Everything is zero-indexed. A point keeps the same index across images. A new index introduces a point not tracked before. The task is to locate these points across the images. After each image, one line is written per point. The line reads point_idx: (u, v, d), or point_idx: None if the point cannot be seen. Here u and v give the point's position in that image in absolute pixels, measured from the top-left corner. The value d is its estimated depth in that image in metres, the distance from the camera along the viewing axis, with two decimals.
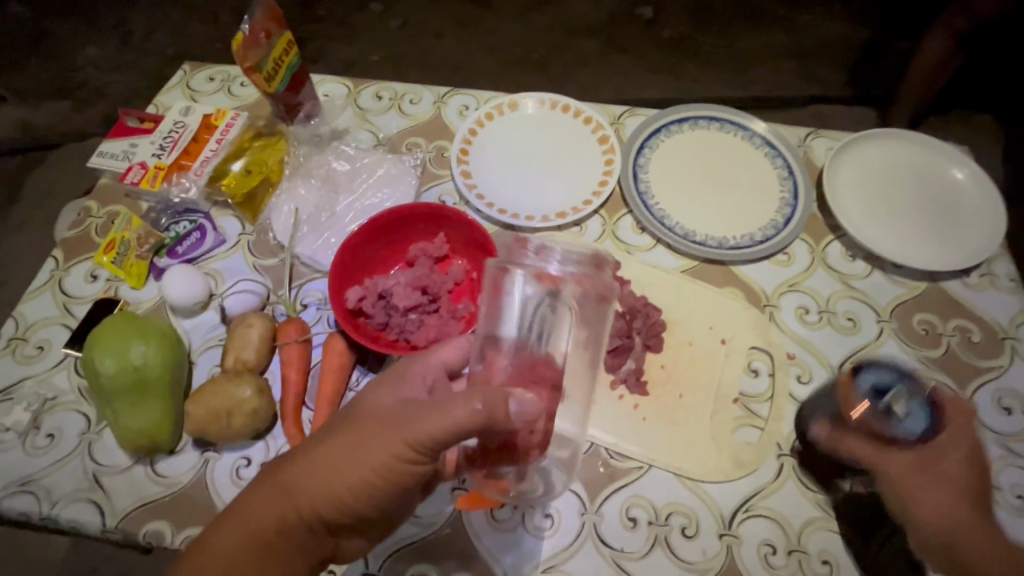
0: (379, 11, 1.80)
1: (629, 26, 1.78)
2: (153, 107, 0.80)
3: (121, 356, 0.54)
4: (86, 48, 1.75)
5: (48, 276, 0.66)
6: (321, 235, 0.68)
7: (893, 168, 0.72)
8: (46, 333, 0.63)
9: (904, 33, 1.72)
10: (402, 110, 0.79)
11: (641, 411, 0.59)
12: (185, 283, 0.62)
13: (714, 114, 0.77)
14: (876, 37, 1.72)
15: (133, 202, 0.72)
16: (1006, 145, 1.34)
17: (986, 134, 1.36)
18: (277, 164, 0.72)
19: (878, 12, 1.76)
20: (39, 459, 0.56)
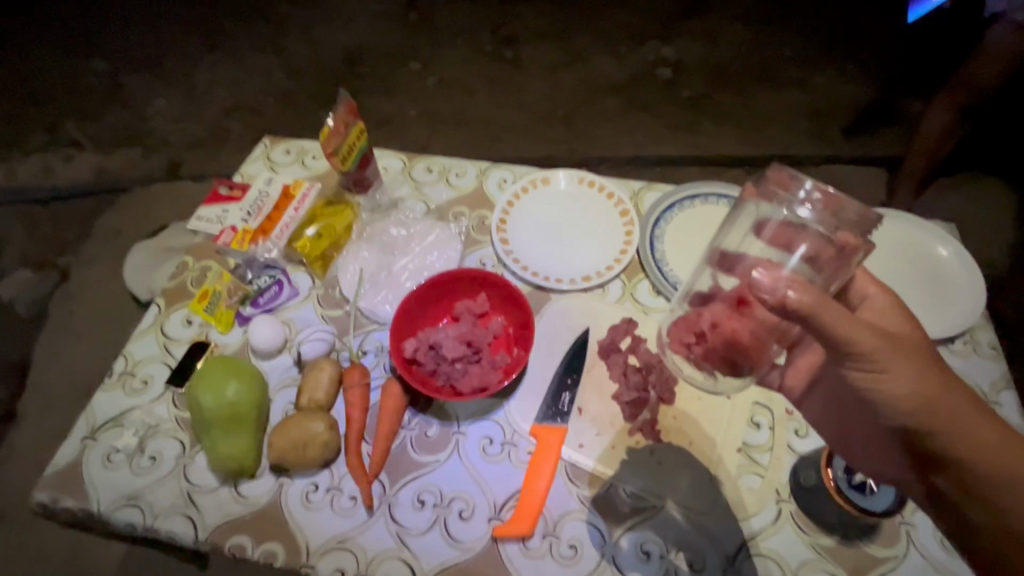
0: (418, 70, 1.99)
1: (648, 86, 1.92)
2: (240, 175, 0.94)
3: (218, 394, 0.65)
4: (157, 100, 1.97)
5: (153, 320, 0.79)
6: (380, 291, 0.80)
7: (883, 245, 0.81)
8: (150, 369, 0.74)
9: (912, 96, 1.83)
10: (450, 182, 0.92)
11: (656, 456, 0.67)
12: (268, 331, 0.74)
13: (722, 193, 0.88)
14: (886, 101, 1.83)
15: (223, 258, 0.84)
16: (1010, 208, 1.41)
17: (991, 196, 1.43)
18: (346, 228, 0.85)
19: (887, 77, 1.87)
20: (142, 478, 0.67)
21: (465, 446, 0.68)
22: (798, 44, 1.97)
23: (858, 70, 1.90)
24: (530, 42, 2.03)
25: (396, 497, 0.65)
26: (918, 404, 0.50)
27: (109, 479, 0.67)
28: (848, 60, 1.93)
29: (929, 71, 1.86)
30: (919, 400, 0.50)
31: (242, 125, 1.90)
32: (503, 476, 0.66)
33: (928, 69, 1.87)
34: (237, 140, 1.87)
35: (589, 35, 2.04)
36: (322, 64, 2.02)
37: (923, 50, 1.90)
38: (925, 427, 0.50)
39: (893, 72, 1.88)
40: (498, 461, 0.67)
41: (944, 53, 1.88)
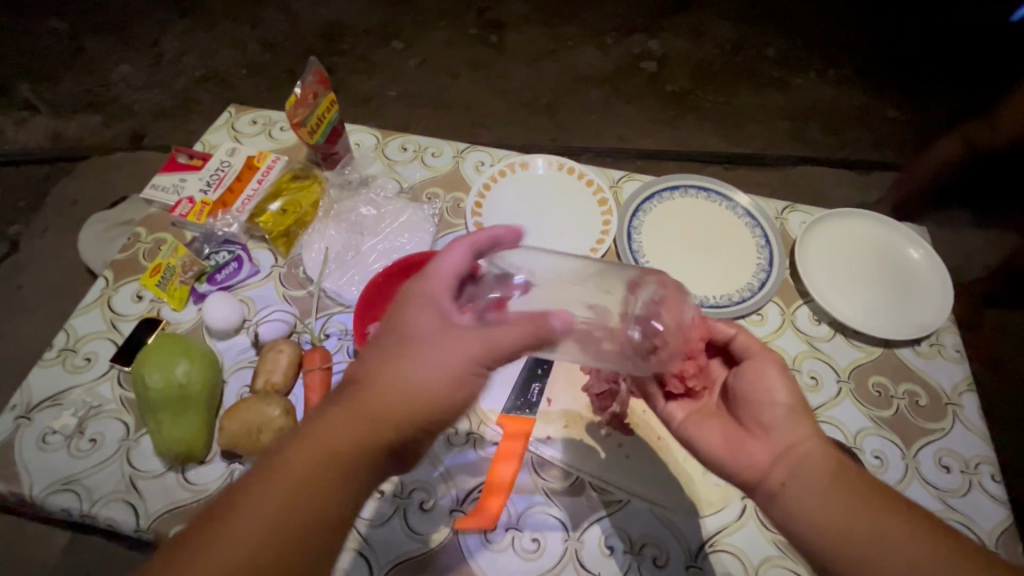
0: (400, 49, 1.92)
1: (633, 78, 1.91)
2: (202, 144, 0.88)
3: (166, 372, 0.61)
4: (120, 66, 1.86)
5: (99, 293, 0.74)
6: (346, 272, 0.76)
7: (857, 245, 0.81)
8: (94, 346, 0.70)
9: (889, 104, 1.86)
10: (425, 162, 0.89)
11: (623, 448, 0.66)
12: (223, 309, 0.70)
13: (702, 185, 0.87)
14: (862, 106, 1.86)
15: (178, 231, 0.80)
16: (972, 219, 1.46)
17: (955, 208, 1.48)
18: (312, 204, 0.81)
19: (866, 82, 1.90)
20: (81, 461, 0.62)
21: None
22: (781, 44, 1.98)
23: (838, 73, 1.92)
24: (516, 27, 1.99)
25: None
26: (781, 407, 0.55)
27: (44, 462, 0.62)
28: (830, 63, 1.94)
29: (903, 80, 1.90)
30: (778, 409, 0.55)
31: (211, 96, 1.82)
32: (467, 466, 0.64)
33: (904, 78, 1.90)
34: (206, 111, 1.79)
35: (574, 23, 2.01)
36: (298, 37, 1.94)
37: (900, 59, 1.94)
38: (780, 424, 0.54)
39: (870, 78, 1.91)
40: (462, 451, 0.65)
41: (920, 64, 1.93)
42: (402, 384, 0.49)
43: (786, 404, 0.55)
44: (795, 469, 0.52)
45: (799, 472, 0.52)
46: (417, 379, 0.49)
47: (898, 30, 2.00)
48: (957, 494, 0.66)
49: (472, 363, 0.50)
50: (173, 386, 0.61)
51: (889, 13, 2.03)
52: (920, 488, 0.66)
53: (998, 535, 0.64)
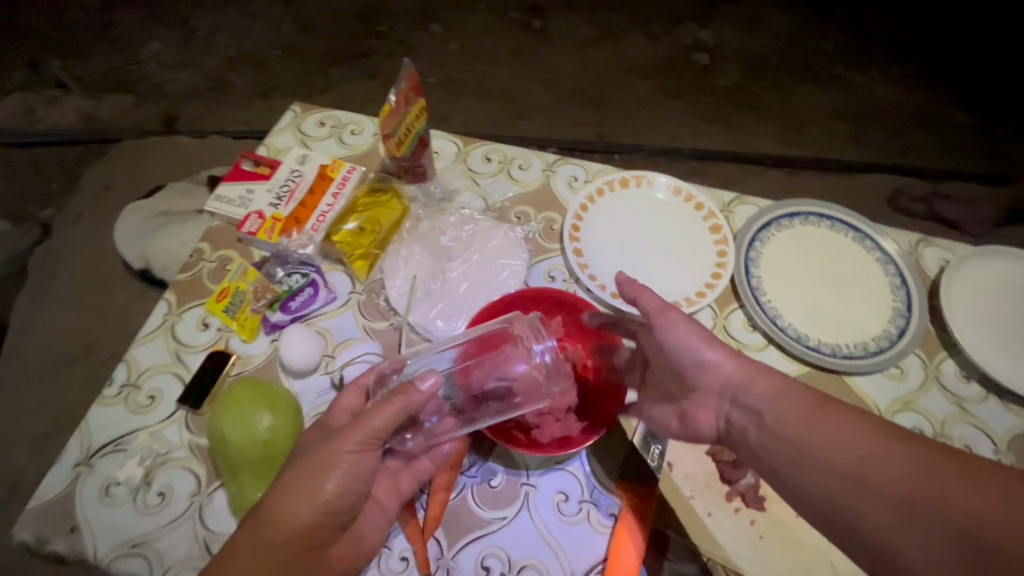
0: (439, 33, 1.81)
1: (687, 72, 1.78)
2: (265, 149, 0.80)
3: (248, 428, 0.53)
4: (150, 43, 1.77)
5: (161, 320, 0.66)
6: (435, 304, 0.68)
7: (1009, 290, 0.72)
8: (159, 382, 0.62)
9: (963, 106, 1.72)
10: (511, 176, 0.80)
11: (757, 528, 0.57)
12: (303, 345, 0.62)
13: (826, 213, 0.78)
14: (936, 108, 1.72)
15: (245, 248, 0.71)
16: None
17: None
18: (394, 224, 0.72)
19: (938, 83, 1.77)
20: (150, 519, 0.55)
21: (536, 501, 0.58)
22: (846, 40, 1.85)
23: (908, 73, 1.78)
24: (561, 14, 1.88)
25: (455, 562, 0.55)
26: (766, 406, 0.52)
27: (108, 518, 0.55)
28: (897, 61, 1.80)
29: (976, 82, 1.76)
30: (776, 417, 0.51)
31: (244, 79, 1.72)
32: (582, 543, 0.56)
33: (980, 78, 1.76)
34: (238, 94, 1.69)
35: (623, 11, 1.89)
36: (333, 17, 1.83)
37: (973, 59, 1.80)
38: (781, 424, 0.51)
39: (943, 77, 1.77)
40: (576, 523, 0.57)
41: (993, 65, 1.79)
42: (290, 499, 0.47)
43: (735, 378, 0.54)
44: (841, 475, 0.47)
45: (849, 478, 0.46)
46: (306, 491, 0.47)
47: (969, 29, 1.86)
48: None
49: (364, 449, 0.49)
50: (255, 444, 0.53)
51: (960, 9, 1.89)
52: None
53: None
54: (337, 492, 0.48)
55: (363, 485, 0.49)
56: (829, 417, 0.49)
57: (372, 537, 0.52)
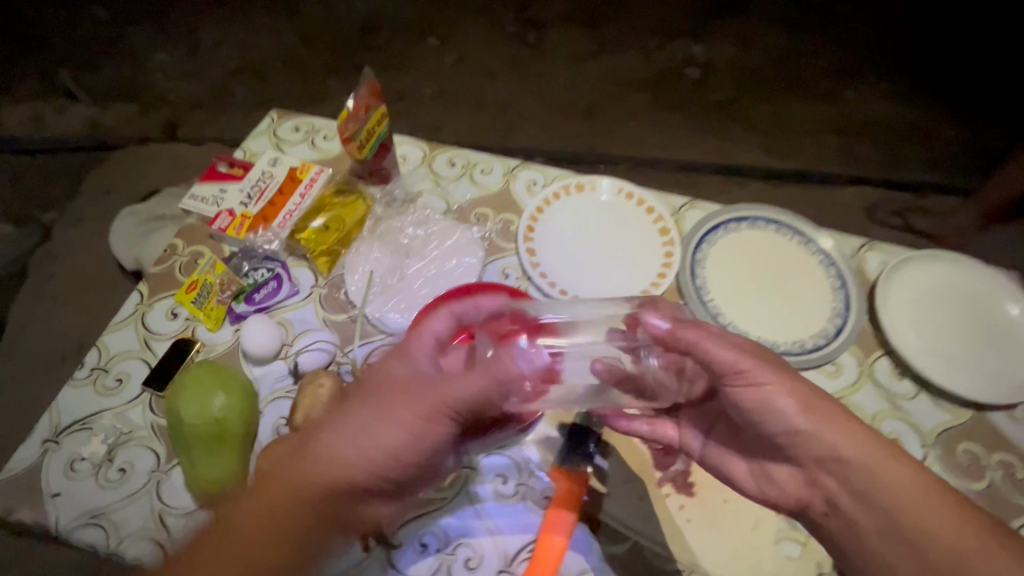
0: (436, 45, 1.87)
1: (676, 84, 1.82)
2: (242, 152, 0.85)
3: (203, 407, 0.57)
4: (156, 54, 1.85)
5: (133, 309, 0.70)
6: (391, 298, 0.72)
7: (947, 290, 0.74)
8: (126, 366, 0.66)
9: (947, 121, 1.75)
10: (474, 180, 0.84)
11: (685, 512, 0.60)
12: (262, 333, 0.66)
13: (772, 217, 0.80)
14: (919, 122, 1.75)
15: (216, 244, 0.76)
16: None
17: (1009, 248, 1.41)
18: (357, 222, 0.76)
19: (923, 97, 1.79)
20: (109, 492, 0.59)
21: (475, 483, 0.61)
22: (835, 55, 1.87)
23: (894, 87, 1.80)
24: (556, 27, 1.92)
25: (395, 538, 0.58)
26: (800, 416, 0.50)
27: (71, 491, 0.59)
28: (884, 75, 1.83)
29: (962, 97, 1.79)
30: (796, 421, 0.50)
31: (245, 89, 1.78)
32: (516, 524, 0.59)
33: (964, 94, 1.79)
34: (238, 104, 1.76)
35: (616, 25, 1.93)
36: (333, 30, 1.90)
37: (959, 75, 1.82)
38: (809, 433, 0.50)
39: (928, 92, 1.80)
40: (511, 504, 0.60)
41: (980, 81, 1.81)
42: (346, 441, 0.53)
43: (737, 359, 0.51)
44: (851, 485, 0.49)
45: (860, 490, 0.48)
46: (358, 443, 0.52)
47: (960, 43, 1.88)
48: None
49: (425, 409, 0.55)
50: (209, 422, 0.57)
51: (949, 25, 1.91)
52: None
53: None
54: (384, 450, 0.54)
55: (406, 447, 0.55)
56: (846, 433, 0.49)
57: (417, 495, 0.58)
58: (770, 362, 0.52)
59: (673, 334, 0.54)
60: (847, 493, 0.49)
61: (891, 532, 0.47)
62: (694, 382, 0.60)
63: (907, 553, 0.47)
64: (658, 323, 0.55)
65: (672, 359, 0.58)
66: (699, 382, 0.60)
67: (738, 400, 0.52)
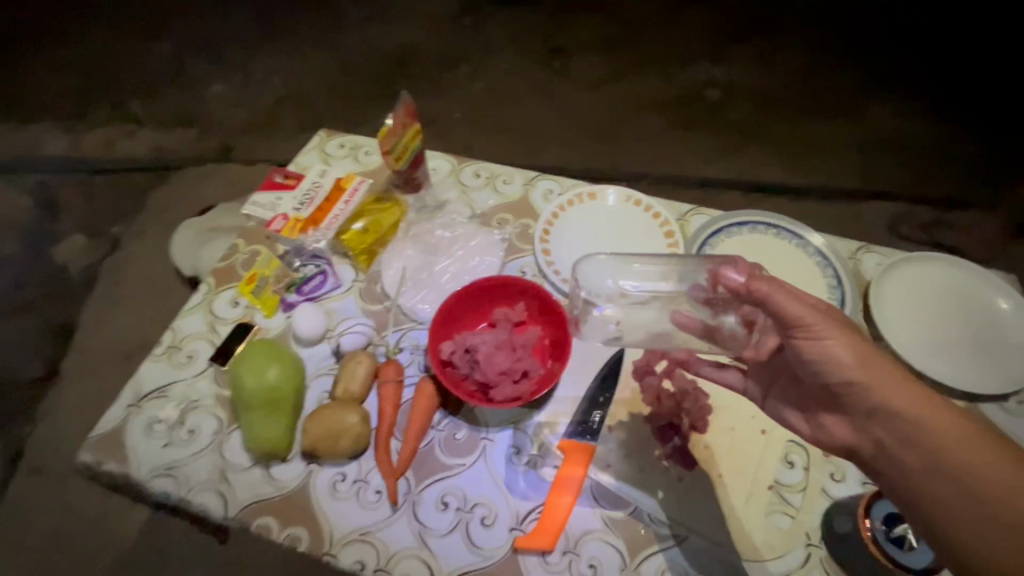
0: (466, 73, 2.00)
1: (697, 105, 1.86)
2: (294, 166, 0.97)
3: (260, 376, 0.67)
4: (215, 85, 2.05)
5: (202, 298, 0.82)
6: (421, 291, 0.81)
7: (940, 290, 0.79)
8: (195, 345, 0.77)
9: (976, 136, 1.72)
10: (496, 189, 0.93)
11: (684, 483, 0.66)
12: (310, 319, 0.76)
13: (772, 222, 0.86)
14: (949, 136, 1.72)
15: (271, 244, 0.87)
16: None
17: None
18: (392, 225, 0.87)
19: (951, 112, 1.76)
20: (181, 450, 0.69)
21: (493, 452, 0.69)
22: (860, 74, 1.86)
23: (923, 102, 1.78)
24: (579, 53, 2.01)
25: (420, 496, 0.66)
26: (853, 367, 0.52)
27: (149, 448, 0.69)
28: (909, 90, 1.81)
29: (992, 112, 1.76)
30: (850, 373, 0.53)
31: (293, 116, 1.96)
32: (528, 488, 0.67)
33: (995, 108, 1.76)
34: (287, 129, 1.93)
35: (637, 48, 2.00)
36: (372, 61, 2.06)
37: (990, 89, 1.79)
38: (864, 384, 0.52)
39: (957, 106, 1.77)
40: (524, 471, 0.67)
41: (1011, 96, 1.79)
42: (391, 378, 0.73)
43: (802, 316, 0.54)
44: (898, 433, 0.51)
45: (907, 437, 0.50)
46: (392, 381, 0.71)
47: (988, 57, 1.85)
48: None
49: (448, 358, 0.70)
50: (266, 389, 0.67)
51: (979, 39, 1.89)
52: None
53: None
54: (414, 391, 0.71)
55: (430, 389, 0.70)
56: (902, 386, 0.51)
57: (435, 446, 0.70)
58: (836, 321, 0.55)
59: (747, 287, 0.57)
60: (896, 442, 0.51)
61: (941, 478, 0.49)
62: (766, 336, 0.61)
63: (945, 492, 0.48)
64: (734, 279, 0.59)
65: (745, 311, 0.63)
66: (770, 337, 0.60)
67: (803, 352, 0.55)
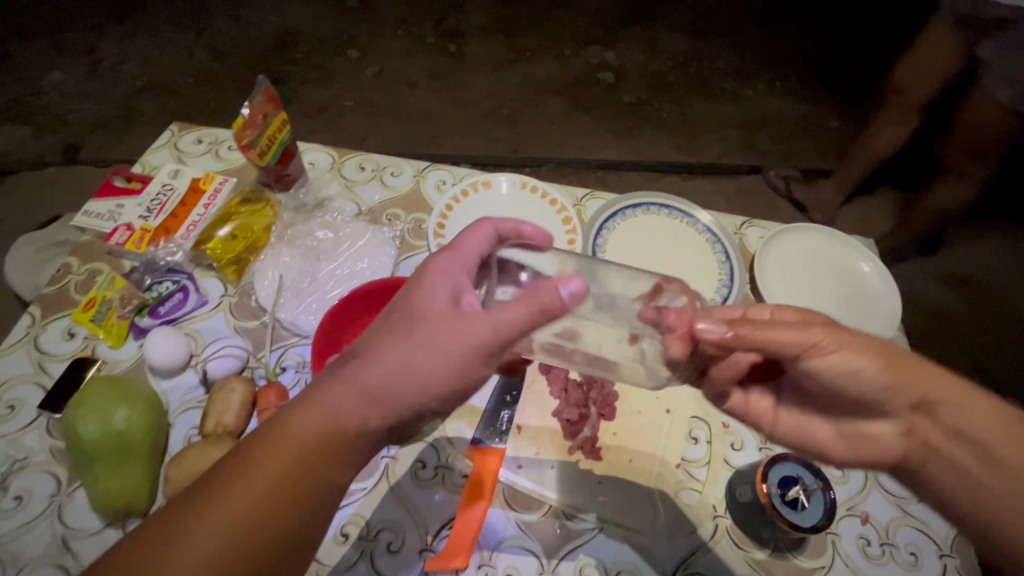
0: (356, 58, 1.87)
1: (593, 89, 1.88)
2: (141, 166, 0.83)
3: (103, 421, 0.56)
4: (50, 73, 1.73)
5: (23, 333, 0.68)
6: (303, 300, 0.73)
7: (812, 259, 0.84)
8: (19, 392, 0.64)
9: (839, 110, 1.86)
10: (384, 182, 0.86)
11: (595, 474, 0.65)
12: (167, 345, 0.65)
13: (664, 203, 0.88)
14: (818, 113, 1.86)
15: (115, 260, 0.74)
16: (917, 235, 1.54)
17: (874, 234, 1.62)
18: (264, 228, 0.77)
19: (819, 87, 1.90)
20: (5, 522, 0.57)
21: (396, 471, 0.63)
22: (736, 56, 1.96)
23: (796, 81, 1.91)
24: (475, 38, 1.95)
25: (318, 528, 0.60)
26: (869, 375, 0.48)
27: None
28: (778, 75, 1.92)
29: (852, 93, 1.89)
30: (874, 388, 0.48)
31: (154, 107, 1.70)
32: (437, 503, 0.62)
33: (857, 83, 1.91)
34: (147, 122, 1.68)
35: (533, 33, 1.97)
36: (246, 46, 1.85)
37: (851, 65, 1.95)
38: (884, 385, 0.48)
39: (823, 81, 1.91)
40: (432, 485, 0.63)
41: (868, 68, 1.94)
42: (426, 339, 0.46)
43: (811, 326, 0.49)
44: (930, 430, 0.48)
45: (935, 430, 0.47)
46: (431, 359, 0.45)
47: (843, 40, 2.00)
48: (913, 500, 0.67)
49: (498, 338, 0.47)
50: (114, 435, 0.56)
51: (840, 20, 2.04)
52: (879, 497, 0.67)
53: (953, 538, 0.65)
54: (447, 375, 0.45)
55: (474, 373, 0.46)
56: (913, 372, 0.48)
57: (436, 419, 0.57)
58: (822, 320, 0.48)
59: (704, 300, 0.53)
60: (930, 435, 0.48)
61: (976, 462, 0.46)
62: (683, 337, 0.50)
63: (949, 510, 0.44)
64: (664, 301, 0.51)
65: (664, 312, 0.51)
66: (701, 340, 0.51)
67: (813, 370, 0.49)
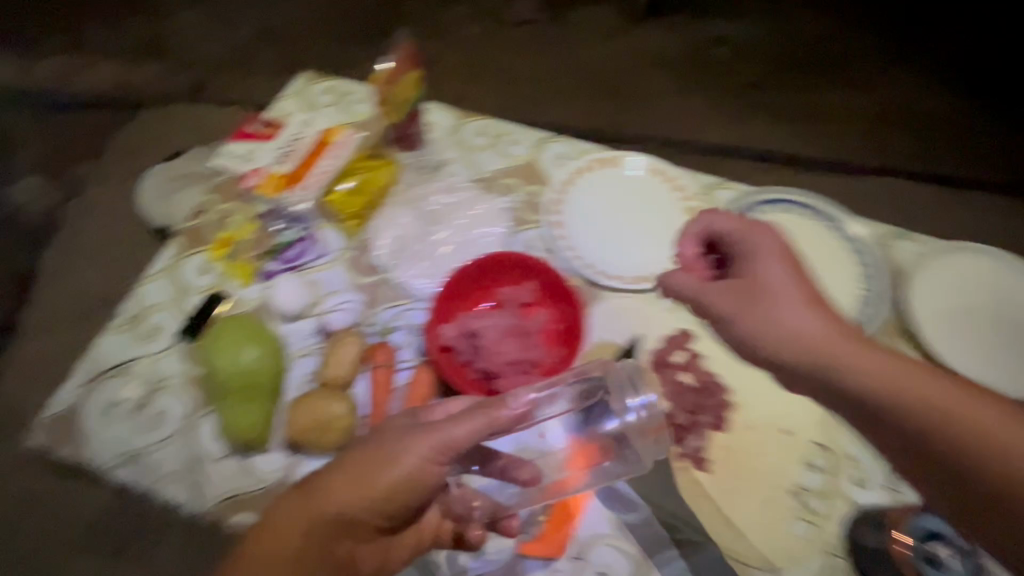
0: (461, 15, 1.83)
1: (704, 65, 1.74)
2: (273, 112, 0.85)
3: (236, 358, 0.60)
4: (183, 15, 1.84)
5: (165, 263, 0.72)
6: (417, 264, 0.73)
7: (978, 285, 0.73)
8: (160, 317, 0.69)
9: (993, 111, 1.61)
10: (502, 150, 0.83)
11: (699, 487, 0.61)
12: (293, 293, 0.69)
13: (804, 201, 0.79)
14: (967, 112, 1.62)
15: (244, 201, 0.76)
16: None
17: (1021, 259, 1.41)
18: (384, 186, 0.77)
19: (970, 81, 1.65)
20: (145, 436, 0.62)
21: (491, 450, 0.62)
22: (876, 38, 1.73)
23: (944, 71, 1.67)
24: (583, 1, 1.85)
25: None
26: None
27: (109, 433, 0.62)
28: (923, 63, 1.69)
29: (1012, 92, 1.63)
30: None
31: (270, 53, 1.76)
32: None
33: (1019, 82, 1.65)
34: (262, 67, 1.74)
35: None
36: None
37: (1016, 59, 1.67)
38: None
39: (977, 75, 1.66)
40: None
41: None
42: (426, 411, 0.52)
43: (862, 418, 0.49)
44: None
45: None
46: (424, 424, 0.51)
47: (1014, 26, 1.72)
48: None
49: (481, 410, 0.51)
50: (245, 373, 0.59)
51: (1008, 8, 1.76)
52: None
53: None
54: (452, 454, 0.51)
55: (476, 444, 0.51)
56: None
57: (398, 553, 0.55)
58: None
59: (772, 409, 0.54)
60: None
61: None
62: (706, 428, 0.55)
63: None
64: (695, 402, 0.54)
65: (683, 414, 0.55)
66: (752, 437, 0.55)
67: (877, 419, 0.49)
